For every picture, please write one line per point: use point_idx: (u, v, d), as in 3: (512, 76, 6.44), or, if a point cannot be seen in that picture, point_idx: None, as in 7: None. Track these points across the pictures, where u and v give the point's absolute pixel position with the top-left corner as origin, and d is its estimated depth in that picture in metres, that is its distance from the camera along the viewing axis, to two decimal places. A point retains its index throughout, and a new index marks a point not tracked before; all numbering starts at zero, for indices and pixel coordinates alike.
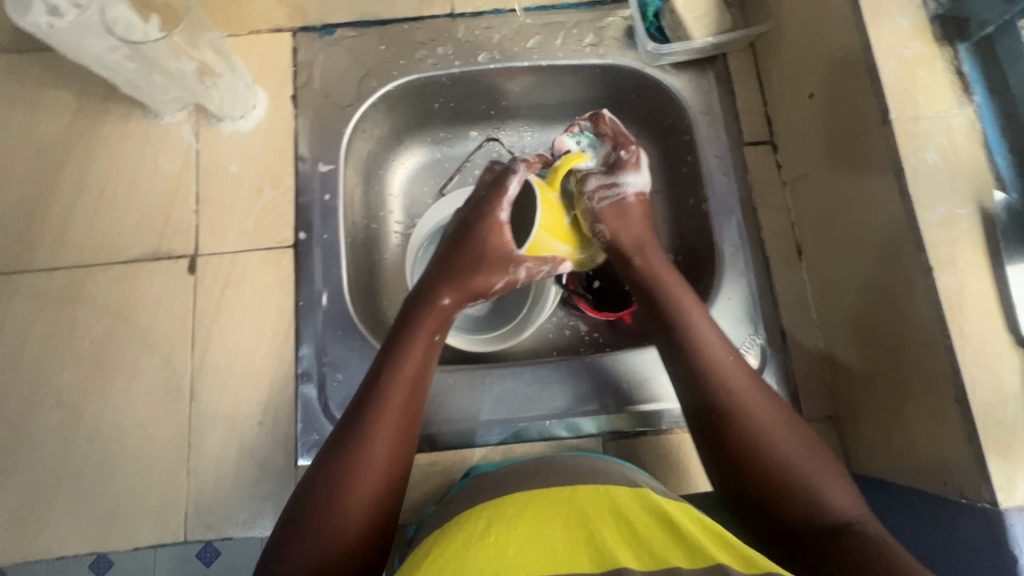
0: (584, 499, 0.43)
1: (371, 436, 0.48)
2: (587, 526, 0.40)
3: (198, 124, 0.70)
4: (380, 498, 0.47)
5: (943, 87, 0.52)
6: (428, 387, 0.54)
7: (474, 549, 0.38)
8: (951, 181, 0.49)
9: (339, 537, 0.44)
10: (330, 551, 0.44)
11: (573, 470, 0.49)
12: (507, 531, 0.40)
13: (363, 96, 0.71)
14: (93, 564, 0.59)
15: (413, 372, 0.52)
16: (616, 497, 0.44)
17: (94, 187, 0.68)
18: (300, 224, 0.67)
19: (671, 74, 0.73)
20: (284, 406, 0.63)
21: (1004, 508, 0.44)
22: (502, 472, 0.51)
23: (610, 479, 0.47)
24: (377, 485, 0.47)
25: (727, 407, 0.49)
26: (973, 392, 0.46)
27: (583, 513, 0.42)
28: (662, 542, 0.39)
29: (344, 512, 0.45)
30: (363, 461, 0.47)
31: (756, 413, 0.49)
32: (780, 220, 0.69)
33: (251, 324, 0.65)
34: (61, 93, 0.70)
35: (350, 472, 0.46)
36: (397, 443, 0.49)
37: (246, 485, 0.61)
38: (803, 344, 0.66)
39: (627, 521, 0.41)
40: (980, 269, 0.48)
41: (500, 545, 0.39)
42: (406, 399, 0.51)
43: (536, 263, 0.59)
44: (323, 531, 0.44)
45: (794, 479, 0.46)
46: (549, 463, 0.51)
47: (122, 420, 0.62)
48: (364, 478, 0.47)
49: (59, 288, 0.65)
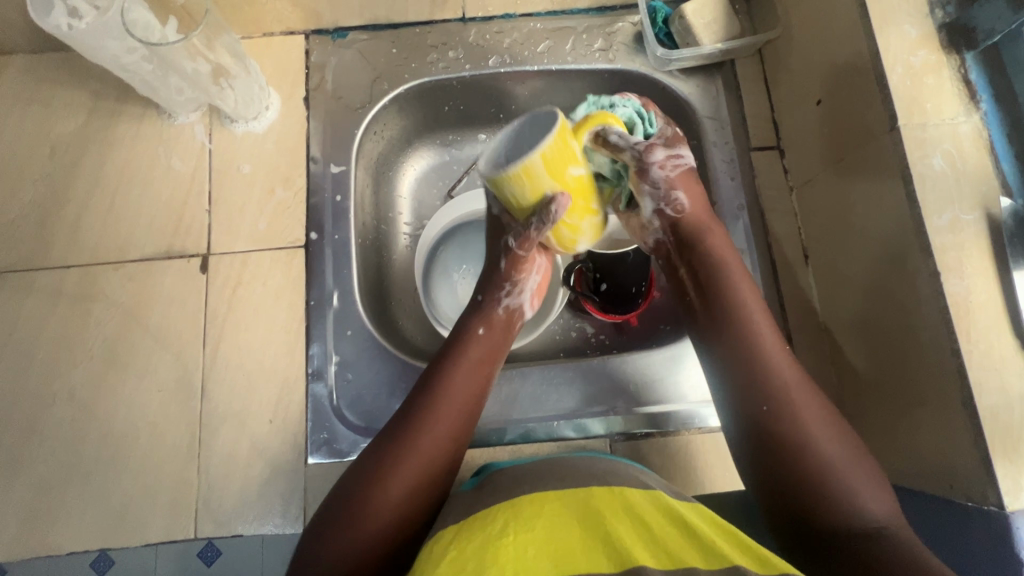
0: (600, 500, 0.44)
1: (429, 421, 0.51)
2: (606, 527, 0.41)
3: (211, 125, 0.71)
4: (428, 485, 0.49)
5: (950, 94, 0.52)
6: (477, 380, 0.55)
7: (495, 552, 0.39)
8: (958, 187, 0.50)
9: (386, 516, 0.47)
10: (372, 528, 0.46)
11: (587, 471, 0.50)
12: (526, 532, 0.41)
13: (375, 98, 0.72)
14: (104, 559, 0.59)
15: (471, 367, 0.55)
16: (631, 497, 0.44)
17: (107, 185, 0.69)
18: (311, 224, 0.68)
19: (680, 79, 0.74)
20: (294, 404, 0.63)
21: (1010, 512, 0.45)
22: (519, 471, 0.52)
23: (622, 479, 0.48)
24: (429, 470, 0.49)
25: (776, 407, 0.49)
26: (979, 395, 0.47)
27: (601, 514, 0.43)
28: (679, 544, 0.40)
29: (393, 489, 0.47)
30: (420, 444, 0.50)
31: (804, 416, 0.49)
32: (787, 225, 0.70)
33: (263, 323, 0.65)
34: (76, 93, 0.71)
35: (405, 453, 0.49)
36: (455, 434, 0.52)
37: (256, 483, 0.61)
38: (809, 348, 0.66)
39: (643, 522, 0.42)
40: (987, 274, 0.48)
41: (520, 548, 0.40)
42: (467, 393, 0.54)
43: (540, 218, 0.48)
44: (370, 507, 0.47)
45: (826, 483, 0.46)
46: (564, 463, 0.52)
47: (134, 416, 0.63)
48: (405, 462, 0.49)
49: (72, 285, 0.66)
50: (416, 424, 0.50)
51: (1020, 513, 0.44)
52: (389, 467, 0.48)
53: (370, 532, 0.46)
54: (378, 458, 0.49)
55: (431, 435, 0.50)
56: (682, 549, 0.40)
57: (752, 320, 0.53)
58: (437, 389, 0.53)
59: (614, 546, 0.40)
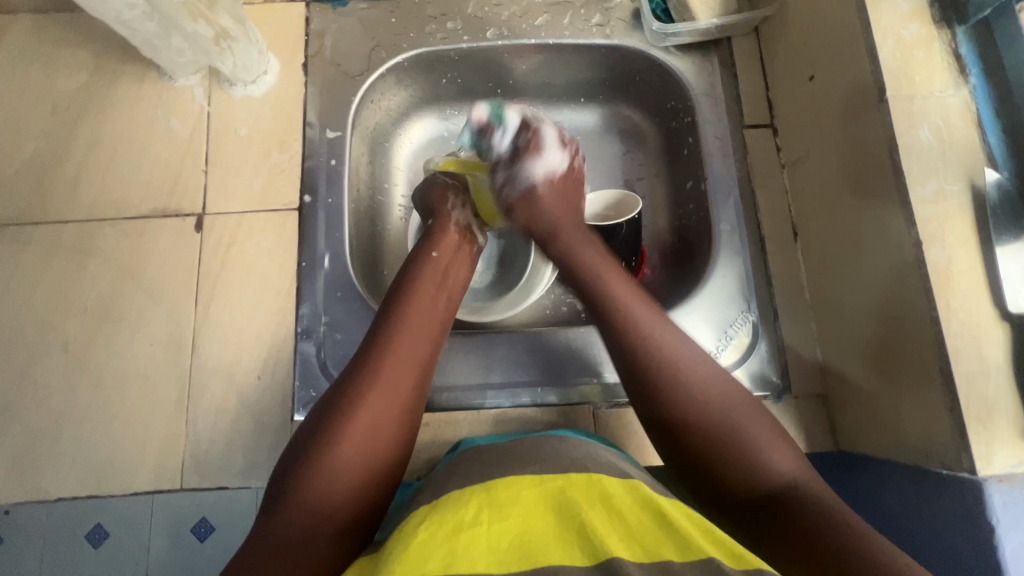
0: (574, 489, 0.44)
1: (392, 355, 0.52)
2: (580, 518, 0.41)
3: (210, 88, 0.72)
4: (398, 422, 0.50)
5: (940, 67, 0.53)
6: (437, 306, 0.57)
7: (466, 543, 0.40)
8: (943, 159, 0.50)
9: (354, 451, 0.47)
10: (342, 467, 0.46)
11: (566, 456, 0.49)
12: (499, 521, 0.41)
13: (373, 66, 0.73)
14: (102, 515, 0.60)
15: (427, 299, 0.57)
16: (606, 486, 0.44)
17: (106, 143, 0.70)
18: (306, 188, 0.69)
19: (675, 55, 0.74)
20: (283, 361, 0.64)
21: (983, 478, 0.45)
22: (498, 450, 0.52)
23: (601, 466, 0.47)
24: (398, 407, 0.50)
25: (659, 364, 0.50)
26: (957, 362, 0.47)
27: (574, 504, 0.43)
28: (654, 536, 0.41)
29: (359, 433, 0.48)
30: (385, 377, 0.51)
31: (687, 369, 0.50)
32: (778, 201, 0.70)
33: (254, 282, 0.66)
34: (79, 53, 0.72)
35: (371, 392, 0.50)
36: (420, 368, 0.53)
37: (242, 437, 0.62)
38: (795, 324, 0.67)
39: (618, 512, 0.42)
40: (968, 244, 0.49)
41: (493, 540, 0.40)
42: (427, 322, 0.55)
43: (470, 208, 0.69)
44: (340, 444, 0.47)
45: (737, 441, 0.47)
46: (541, 446, 0.51)
47: (126, 368, 0.64)
48: (369, 394, 0.49)
49: (68, 240, 0.67)
50: (378, 359, 0.52)
51: (993, 480, 0.45)
52: (354, 402, 0.49)
53: (340, 471, 0.46)
54: (341, 401, 0.49)
55: (399, 367, 0.51)
56: (655, 540, 0.40)
57: (618, 300, 0.55)
58: (395, 327, 0.54)
59: (589, 539, 0.40)
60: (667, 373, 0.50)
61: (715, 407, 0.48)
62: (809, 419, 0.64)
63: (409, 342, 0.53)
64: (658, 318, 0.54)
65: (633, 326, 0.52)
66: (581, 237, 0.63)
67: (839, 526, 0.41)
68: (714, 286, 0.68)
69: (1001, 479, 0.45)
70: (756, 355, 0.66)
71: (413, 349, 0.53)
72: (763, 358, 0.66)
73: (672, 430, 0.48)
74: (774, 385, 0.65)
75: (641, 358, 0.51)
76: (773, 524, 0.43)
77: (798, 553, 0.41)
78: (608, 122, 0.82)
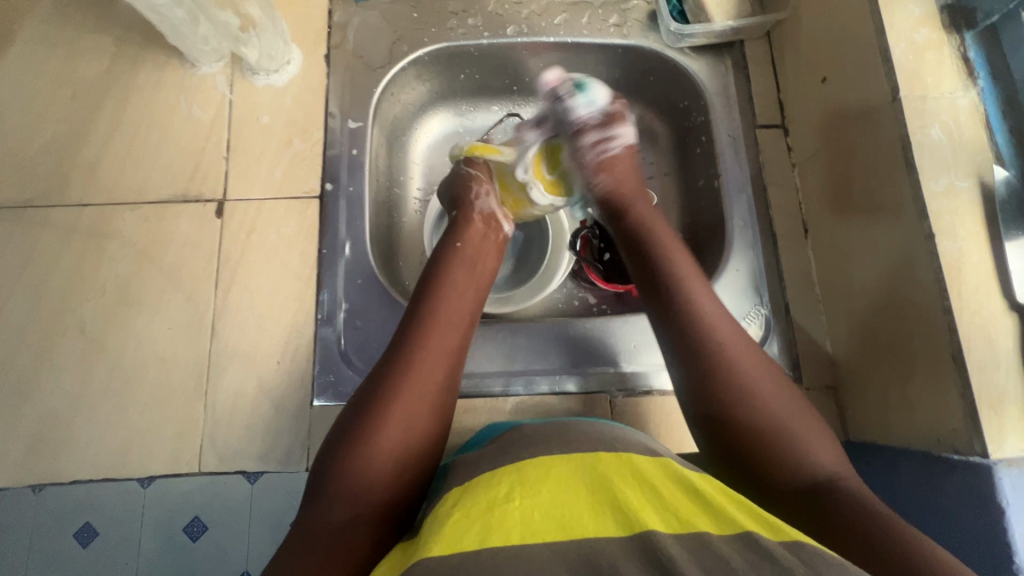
0: (607, 465, 0.44)
1: (423, 346, 0.53)
2: (614, 492, 0.42)
3: (232, 76, 0.72)
4: (433, 411, 0.51)
5: (950, 69, 0.55)
6: (465, 299, 0.58)
7: (499, 517, 0.40)
8: (954, 156, 0.52)
9: (392, 441, 0.48)
10: (381, 454, 0.47)
11: (592, 436, 0.49)
12: (530, 497, 0.42)
13: (395, 59, 0.74)
14: (118, 496, 0.60)
15: (454, 291, 0.58)
16: (637, 463, 0.45)
17: (127, 128, 0.70)
18: (327, 176, 0.70)
19: (690, 57, 0.76)
20: (303, 346, 0.64)
21: (994, 461, 0.47)
22: (526, 434, 0.52)
23: (629, 445, 0.48)
24: (431, 396, 0.51)
25: (712, 345, 0.51)
26: (969, 350, 0.49)
27: (609, 480, 0.43)
28: (689, 509, 0.41)
29: (395, 421, 0.48)
30: (417, 368, 0.51)
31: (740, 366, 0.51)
32: (788, 199, 0.72)
33: (275, 268, 0.67)
34: (101, 38, 0.72)
35: (404, 381, 0.50)
36: (451, 359, 0.53)
37: (261, 422, 0.62)
38: (805, 318, 0.68)
39: (651, 487, 0.43)
40: (979, 237, 0.50)
41: (525, 513, 0.40)
42: (454, 312, 0.56)
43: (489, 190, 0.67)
44: (379, 434, 0.47)
45: (783, 436, 0.48)
46: (568, 425, 0.51)
47: (144, 351, 0.64)
48: (404, 382, 0.50)
49: (87, 223, 0.67)
50: (410, 352, 0.52)
51: (1004, 464, 0.46)
52: (390, 393, 0.49)
53: (379, 460, 0.47)
54: (376, 391, 0.50)
55: (430, 358, 0.52)
56: (693, 513, 0.40)
57: (689, 289, 0.55)
58: (425, 318, 0.55)
59: (624, 511, 0.40)
60: (724, 369, 0.50)
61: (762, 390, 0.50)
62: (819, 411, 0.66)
63: (439, 332, 0.54)
64: (705, 289, 0.56)
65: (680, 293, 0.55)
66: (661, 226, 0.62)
67: (893, 528, 0.40)
68: (727, 280, 0.69)
69: (1010, 463, 0.46)
70: (768, 347, 0.67)
71: (443, 340, 0.54)
72: (774, 350, 0.67)
73: (721, 418, 0.49)
74: None
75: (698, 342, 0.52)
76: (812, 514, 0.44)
77: (855, 544, 0.40)
78: None
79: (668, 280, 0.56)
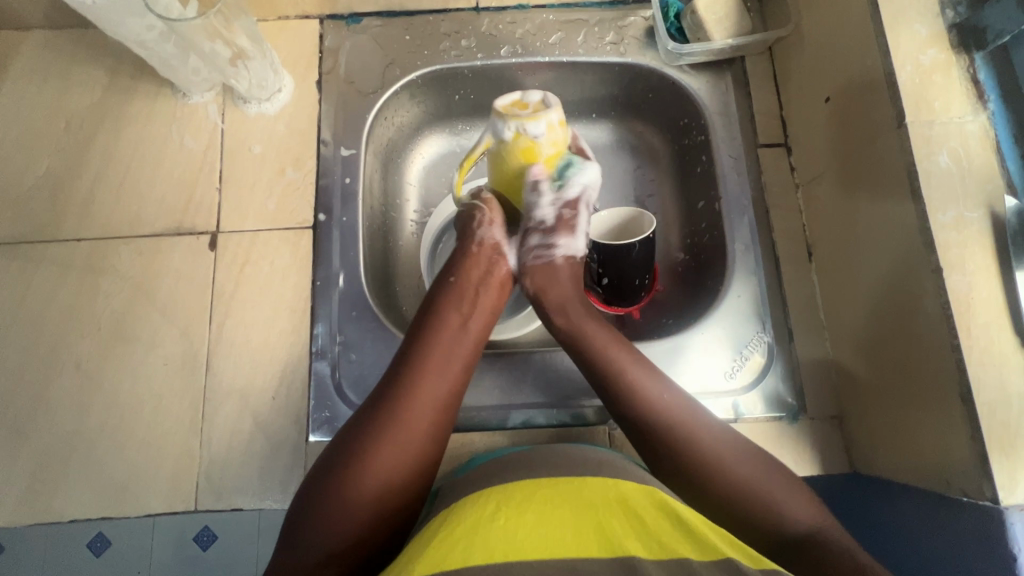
0: (592, 488, 0.44)
1: (407, 393, 0.51)
2: (598, 516, 0.41)
3: (224, 105, 0.72)
4: (421, 458, 0.49)
5: (959, 93, 0.52)
6: (463, 342, 0.56)
7: (484, 535, 0.39)
8: (963, 185, 0.50)
9: (373, 482, 0.47)
10: (361, 496, 0.46)
11: (578, 459, 0.49)
12: (515, 517, 0.41)
13: (387, 83, 0.73)
14: (116, 534, 0.60)
15: (447, 333, 0.56)
16: (622, 487, 0.44)
17: (120, 160, 0.70)
18: (320, 206, 0.69)
19: (689, 74, 0.74)
20: (298, 380, 0.64)
21: (1004, 506, 0.45)
22: (511, 458, 0.51)
23: (614, 470, 0.47)
24: (417, 439, 0.49)
25: (659, 429, 0.52)
26: (978, 390, 0.47)
27: (592, 502, 0.42)
28: (671, 533, 0.40)
29: (378, 465, 0.47)
30: (405, 409, 0.50)
31: (703, 441, 0.51)
32: (791, 221, 0.71)
33: (269, 300, 0.66)
34: (93, 69, 0.72)
35: (391, 425, 0.49)
36: (442, 406, 0.51)
37: (257, 458, 0.62)
38: (810, 344, 0.67)
39: (634, 510, 0.42)
40: (989, 271, 0.48)
41: (510, 531, 0.40)
42: (448, 354, 0.54)
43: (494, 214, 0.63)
44: (361, 475, 0.47)
45: (750, 499, 0.49)
46: (555, 450, 0.51)
47: (140, 387, 0.64)
48: (391, 425, 0.49)
49: (82, 258, 0.67)
50: (400, 394, 0.50)
51: (1015, 509, 0.45)
52: (375, 434, 0.48)
53: (358, 501, 0.46)
54: (364, 429, 0.49)
55: (418, 407, 0.50)
56: (674, 538, 0.40)
57: (642, 385, 0.54)
58: (417, 357, 0.53)
59: (606, 535, 0.40)
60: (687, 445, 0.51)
61: (722, 464, 0.50)
62: (824, 440, 0.64)
63: (429, 378, 0.52)
64: (645, 366, 0.56)
65: (631, 399, 0.53)
66: (588, 317, 0.60)
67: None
68: (728, 307, 0.67)
69: (1022, 508, 0.44)
70: (771, 375, 0.66)
71: (432, 387, 0.52)
72: (778, 378, 0.66)
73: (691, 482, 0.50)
74: (789, 407, 0.65)
75: (643, 424, 0.53)
76: (807, 561, 0.46)
77: None
78: (619, 138, 0.82)
79: (608, 374, 0.55)
